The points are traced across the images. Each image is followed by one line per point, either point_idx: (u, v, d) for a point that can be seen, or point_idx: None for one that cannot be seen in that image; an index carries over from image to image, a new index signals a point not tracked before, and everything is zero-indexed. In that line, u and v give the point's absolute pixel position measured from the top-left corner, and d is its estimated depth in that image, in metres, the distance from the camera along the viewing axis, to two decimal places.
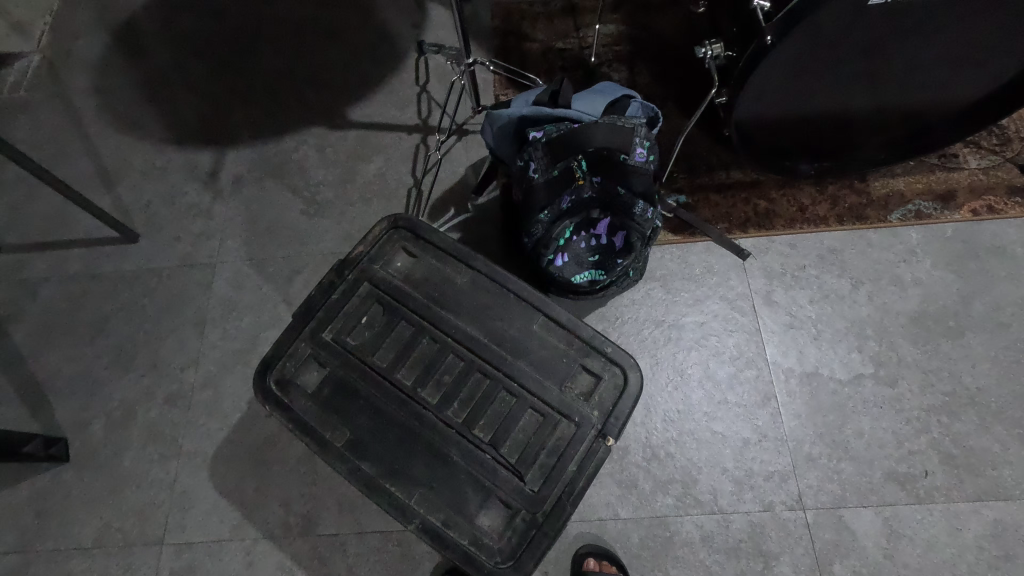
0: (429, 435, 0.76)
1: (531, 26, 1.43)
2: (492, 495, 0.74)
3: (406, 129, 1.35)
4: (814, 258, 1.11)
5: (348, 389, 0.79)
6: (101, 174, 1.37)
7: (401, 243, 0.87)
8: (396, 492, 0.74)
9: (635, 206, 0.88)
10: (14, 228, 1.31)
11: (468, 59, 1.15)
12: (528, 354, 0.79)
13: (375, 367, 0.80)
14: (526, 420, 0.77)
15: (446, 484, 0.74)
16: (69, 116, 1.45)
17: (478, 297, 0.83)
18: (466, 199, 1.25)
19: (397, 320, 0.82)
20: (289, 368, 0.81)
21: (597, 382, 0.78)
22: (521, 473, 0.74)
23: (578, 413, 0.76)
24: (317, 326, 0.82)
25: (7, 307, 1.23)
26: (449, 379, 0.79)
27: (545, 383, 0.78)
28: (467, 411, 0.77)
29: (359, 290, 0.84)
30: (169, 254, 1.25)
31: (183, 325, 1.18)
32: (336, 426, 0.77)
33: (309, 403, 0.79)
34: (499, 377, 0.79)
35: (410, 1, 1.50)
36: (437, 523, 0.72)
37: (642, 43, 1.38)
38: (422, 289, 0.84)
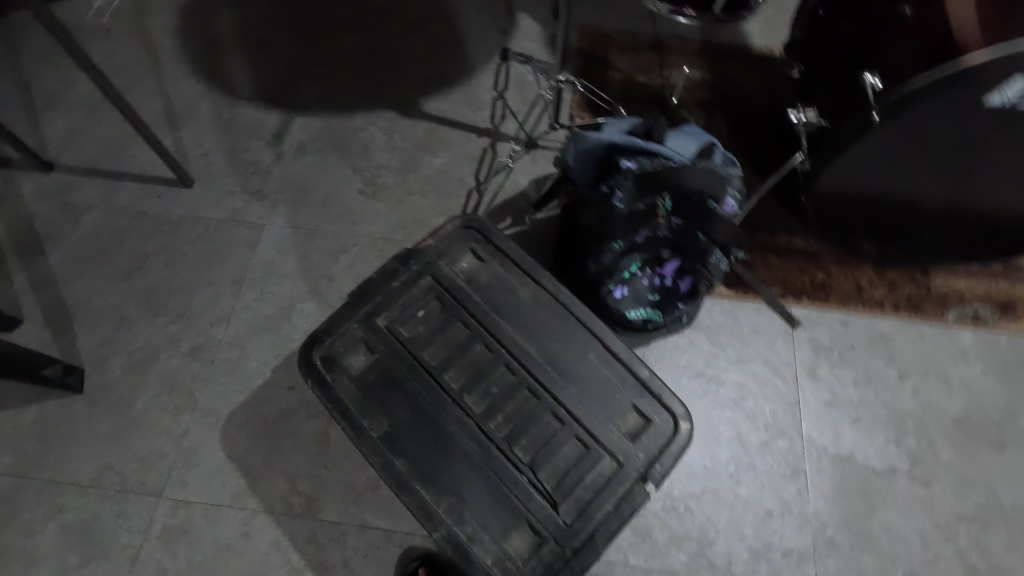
0: (470, 445, 0.76)
1: (617, 55, 1.44)
2: (523, 519, 0.73)
3: (476, 130, 1.34)
4: (864, 340, 1.10)
5: (393, 380, 0.78)
6: (167, 114, 1.36)
7: (470, 244, 0.86)
8: (427, 497, 0.72)
9: (711, 254, 0.87)
10: (72, 150, 1.31)
11: (562, 76, 1.16)
12: (580, 382, 0.79)
13: (425, 364, 0.79)
14: (569, 448, 0.77)
15: (480, 498, 0.74)
16: (145, 51, 1.45)
17: (537, 314, 0.82)
18: (524, 212, 1.24)
19: (454, 321, 0.82)
20: (336, 346, 0.79)
21: (647, 425, 0.77)
22: (555, 502, 0.74)
23: (623, 452, 0.76)
24: (372, 309, 0.81)
25: (50, 226, 1.22)
26: (497, 390, 0.79)
27: (593, 414, 0.78)
28: (509, 427, 0.77)
29: (420, 282, 0.83)
30: (220, 207, 1.24)
31: (220, 280, 1.16)
32: (376, 416, 0.76)
33: (351, 386, 0.77)
34: (547, 400, 0.79)
35: (501, 8, 1.51)
36: (463, 537, 0.71)
37: (724, 93, 1.38)
38: (484, 294, 0.84)
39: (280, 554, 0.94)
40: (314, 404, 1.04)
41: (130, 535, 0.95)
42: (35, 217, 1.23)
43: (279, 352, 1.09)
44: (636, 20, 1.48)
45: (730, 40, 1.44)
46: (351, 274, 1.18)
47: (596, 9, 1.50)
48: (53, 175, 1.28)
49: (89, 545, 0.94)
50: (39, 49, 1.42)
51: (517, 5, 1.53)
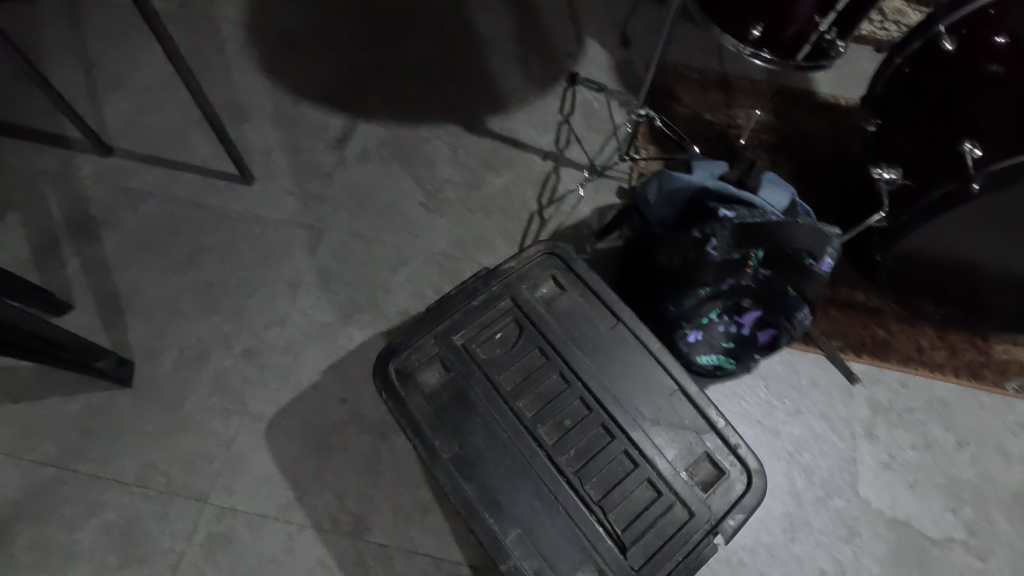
0: (541, 476, 0.76)
1: (684, 90, 1.43)
2: (590, 560, 0.73)
3: (540, 152, 1.34)
4: (924, 403, 1.08)
5: (466, 401, 0.79)
6: (230, 107, 1.35)
7: (551, 271, 0.87)
8: (494, 526, 0.72)
9: (798, 310, 0.85)
10: (133, 135, 1.29)
11: (641, 110, 1.16)
12: (656, 425, 0.80)
13: (499, 387, 0.80)
14: (639, 489, 0.77)
15: (548, 531, 0.73)
16: (213, 42, 1.44)
17: (614, 349, 0.83)
18: (586, 240, 1.23)
19: (531, 346, 0.83)
20: (411, 359, 0.80)
21: (719, 476, 0.78)
22: (624, 546, 0.74)
23: (694, 502, 0.77)
24: (449, 326, 0.82)
25: (107, 210, 1.20)
26: (571, 423, 0.79)
27: (668, 460, 0.78)
28: (581, 460, 0.77)
29: (499, 302, 0.85)
30: (279, 207, 1.23)
31: (277, 281, 1.14)
32: (447, 436, 0.76)
33: (423, 403, 0.78)
34: (620, 438, 0.79)
35: (569, 33, 1.52)
36: (529, 572, 0.71)
37: (789, 137, 1.38)
38: (563, 323, 0.85)
39: (325, 573, 0.92)
40: (367, 418, 1.02)
41: (173, 540, 0.93)
42: (92, 201, 1.21)
43: (333, 362, 1.07)
44: (704, 57, 1.49)
45: (798, 85, 1.44)
46: (410, 288, 1.16)
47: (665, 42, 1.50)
48: (112, 159, 1.26)
49: (130, 546, 0.92)
50: (106, 29, 1.41)
51: (585, 29, 1.53)
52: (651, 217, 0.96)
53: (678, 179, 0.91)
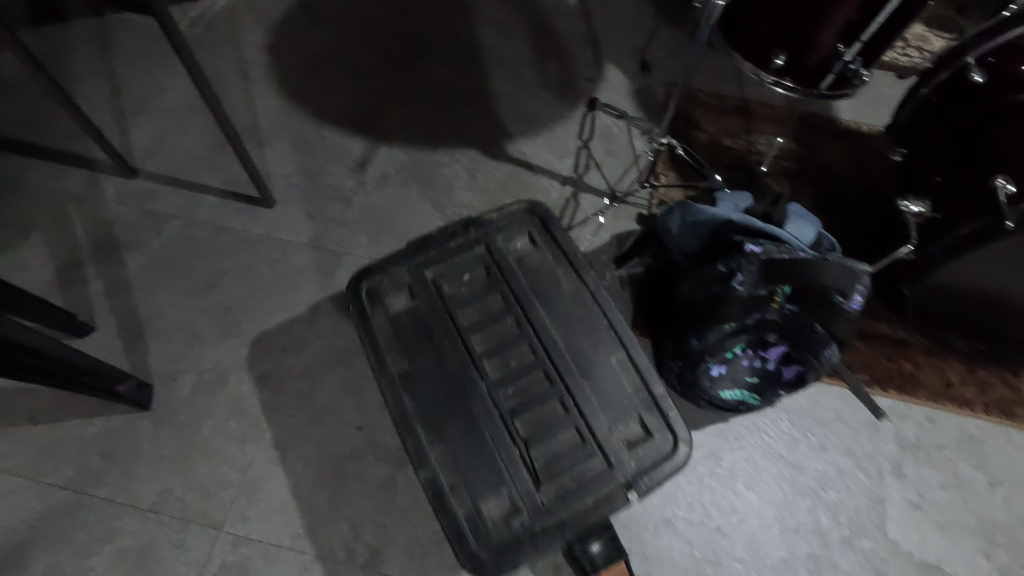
0: (476, 408, 0.80)
1: (703, 116, 1.43)
2: (503, 488, 0.76)
3: (559, 178, 1.34)
4: (953, 441, 1.05)
5: (423, 327, 0.85)
6: (253, 130, 1.37)
7: (527, 229, 0.92)
8: (423, 438, 0.78)
9: (826, 347, 0.83)
10: (158, 158, 1.31)
11: (662, 138, 1.16)
12: (594, 381, 0.83)
13: (457, 324, 0.85)
14: (566, 435, 0.80)
15: (470, 454, 0.78)
16: (238, 66, 1.47)
17: (570, 304, 0.87)
18: (605, 267, 1.23)
19: (495, 292, 0.88)
20: (383, 284, 0.87)
21: (646, 438, 0.80)
22: (538, 479, 0.77)
23: (615, 455, 0.79)
24: (425, 261, 0.89)
25: (130, 232, 1.22)
26: (515, 364, 0.83)
27: (598, 414, 0.81)
28: (517, 400, 0.81)
29: (474, 248, 0.90)
30: (299, 229, 1.24)
31: (296, 305, 1.15)
32: (399, 353, 0.82)
33: (386, 325, 0.84)
34: (559, 385, 0.83)
35: (588, 58, 1.53)
36: (444, 484, 0.75)
37: (810, 165, 1.36)
38: (529, 276, 0.89)
39: None
40: (384, 447, 1.01)
41: (188, 569, 0.92)
42: (115, 222, 1.23)
43: (351, 388, 1.06)
44: (724, 83, 1.49)
45: (819, 111, 1.43)
46: None
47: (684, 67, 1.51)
48: (137, 181, 1.28)
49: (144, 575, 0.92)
50: (135, 53, 1.44)
51: (604, 55, 1.54)
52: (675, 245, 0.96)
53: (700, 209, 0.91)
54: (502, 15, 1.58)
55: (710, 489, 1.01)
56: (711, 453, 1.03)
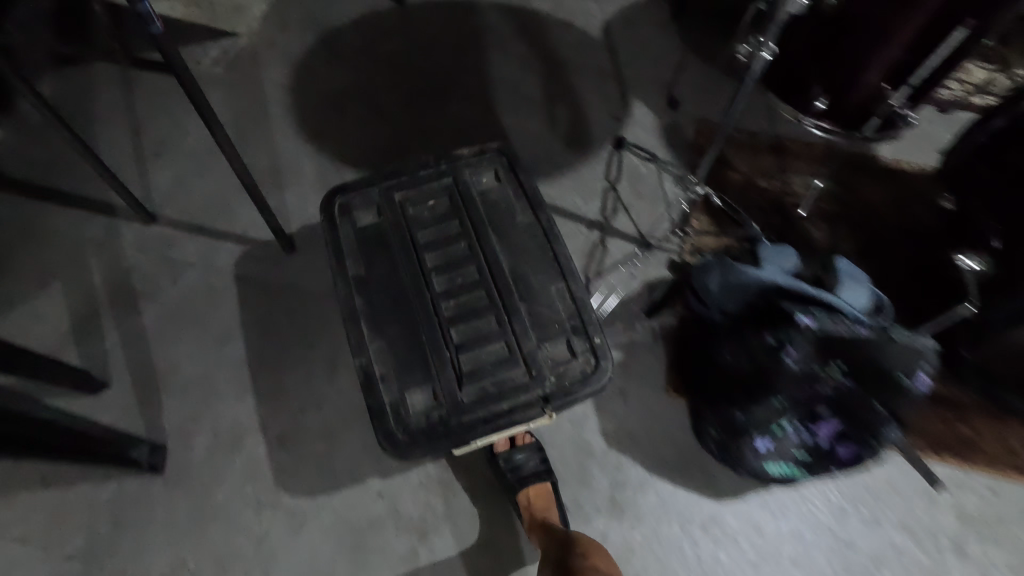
0: (420, 315, 0.97)
1: (736, 154, 1.37)
2: (430, 384, 0.93)
3: (586, 221, 1.30)
4: (1019, 515, 0.97)
5: (382, 241, 1.02)
6: (274, 173, 1.36)
7: (494, 167, 1.08)
8: (367, 331, 0.95)
9: (887, 428, 0.79)
10: (177, 202, 1.29)
11: (697, 186, 1.10)
12: (530, 304, 0.98)
13: (415, 242, 1.02)
14: (496, 347, 0.95)
15: (407, 355, 0.94)
16: (258, 104, 1.46)
17: (520, 236, 1.02)
18: (636, 317, 1.17)
19: (454, 219, 1.04)
20: (355, 201, 1.05)
21: (566, 358, 0.95)
22: (462, 379, 0.93)
23: (539, 372, 0.94)
24: (394, 184, 1.06)
25: (148, 280, 1.19)
26: (460, 282, 1.00)
27: (529, 333, 0.96)
28: (457, 312, 0.98)
29: (442, 178, 1.07)
30: (318, 276, 1.20)
31: (314, 357, 1.10)
32: (359, 260, 1.00)
33: (353, 234, 1.02)
34: (497, 307, 0.98)
35: (614, 93, 1.49)
36: (378, 373, 0.93)
37: (851, 206, 1.29)
38: (488, 209, 1.05)
39: None
40: (405, 516, 0.98)
41: None
42: (133, 270, 1.21)
43: (370, 450, 1.02)
44: (757, 118, 1.43)
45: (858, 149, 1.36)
46: None
47: (714, 103, 1.47)
48: (155, 227, 1.26)
49: None
50: (156, 93, 1.42)
51: (630, 89, 1.50)
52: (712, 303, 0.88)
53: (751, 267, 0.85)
54: (525, 49, 1.56)
55: (752, 565, 0.95)
56: (754, 524, 0.97)
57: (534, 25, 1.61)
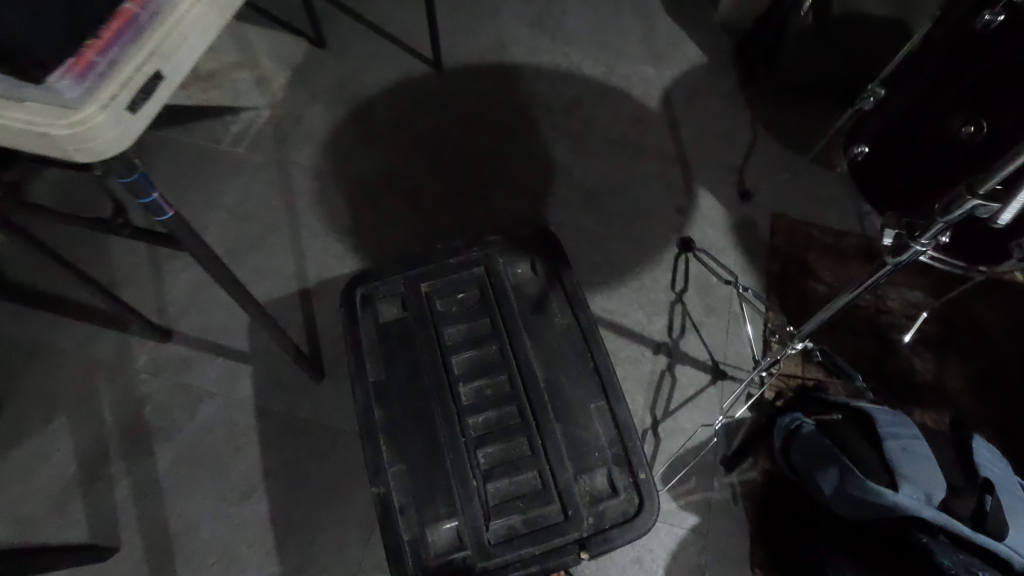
0: (440, 430, 0.77)
1: (819, 262, 1.22)
2: (453, 516, 0.73)
3: (651, 343, 1.14)
4: None
5: (406, 338, 0.83)
6: (300, 280, 1.22)
7: (530, 255, 0.89)
8: (384, 452, 0.76)
9: None
10: (195, 315, 1.16)
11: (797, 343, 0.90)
12: (568, 425, 0.77)
13: (442, 341, 0.82)
14: (527, 478, 0.74)
15: (429, 484, 0.74)
16: (282, 194, 1.32)
17: (560, 340, 0.82)
18: (713, 470, 1.02)
19: (484, 314, 0.84)
20: (378, 291, 0.86)
21: (611, 495, 0.74)
22: (489, 515, 0.73)
23: (575, 509, 0.73)
24: (422, 273, 0.88)
25: (161, 416, 1.07)
26: (490, 392, 0.79)
27: (565, 460, 0.75)
28: (484, 431, 0.77)
29: (474, 268, 0.88)
30: (350, 414, 1.07)
31: (349, 520, 0.99)
32: (380, 361, 0.82)
33: (373, 329, 0.84)
34: (530, 424, 0.77)
35: (677, 181, 1.32)
36: (395, 504, 0.73)
37: (956, 330, 1.12)
38: (524, 304, 0.85)
39: None
40: None
41: None
42: (145, 402, 1.08)
43: None
44: (841, 216, 1.27)
45: None
46: None
47: (794, 194, 1.30)
48: (171, 346, 1.13)
49: None
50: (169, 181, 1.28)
51: (695, 176, 1.33)
52: (810, 479, 0.80)
53: (865, 495, 0.71)
54: (576, 126, 1.40)
55: None
56: None
57: (586, 96, 1.45)
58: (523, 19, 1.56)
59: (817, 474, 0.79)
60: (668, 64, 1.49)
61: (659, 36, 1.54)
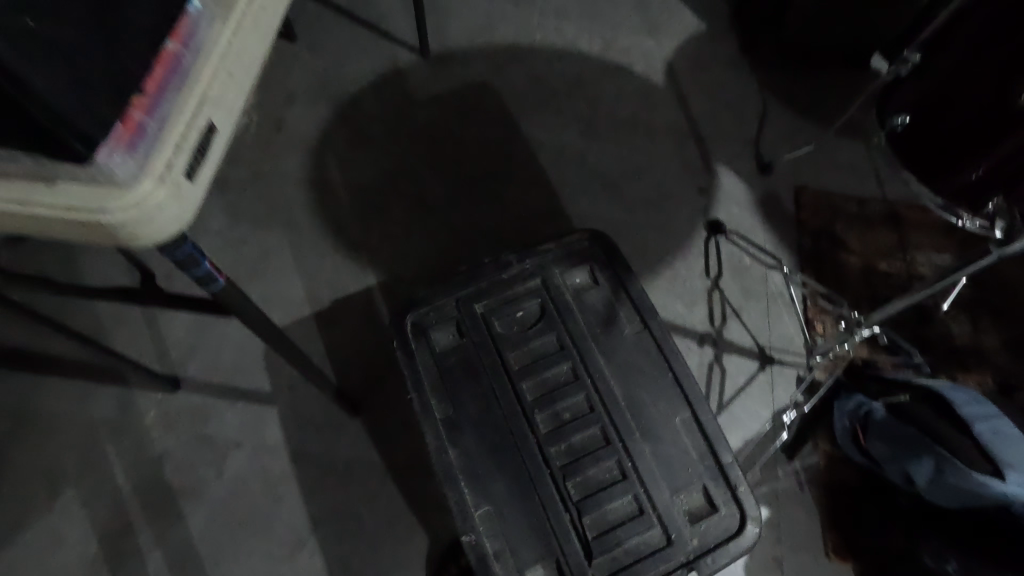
0: (526, 466, 0.74)
1: (847, 232, 1.20)
2: (551, 554, 0.71)
3: (695, 335, 1.11)
4: None
5: (468, 367, 0.78)
6: (312, 305, 1.12)
7: (588, 262, 0.85)
8: (468, 496, 0.72)
9: None
10: (201, 357, 1.05)
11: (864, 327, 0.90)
12: (656, 444, 0.75)
13: (508, 366, 0.79)
14: (622, 504, 0.73)
15: (520, 524, 0.72)
16: (276, 210, 1.20)
17: (633, 354, 0.79)
18: (775, 460, 1.01)
19: (550, 332, 0.81)
20: (428, 316, 0.81)
21: (711, 512, 0.73)
22: (590, 550, 0.71)
23: (676, 531, 0.72)
24: (473, 293, 0.82)
25: (184, 474, 0.97)
26: (569, 417, 0.77)
27: (659, 481, 0.74)
28: (569, 458, 0.75)
29: (529, 281, 0.83)
30: (395, 446, 1.00)
31: (413, 559, 0.94)
32: (445, 396, 0.77)
33: (431, 361, 0.79)
34: (617, 448, 0.75)
35: (695, 160, 1.27)
36: (489, 551, 0.70)
37: (985, 289, 1.13)
38: (588, 316, 0.82)
39: None
40: None
41: None
42: (162, 462, 0.98)
43: None
44: (861, 183, 1.25)
45: None
46: None
47: (812, 165, 1.27)
48: (180, 396, 1.02)
49: None
50: None
51: (712, 153, 1.28)
52: (898, 467, 0.81)
53: (966, 485, 0.71)
54: (582, 108, 1.32)
55: None
56: None
57: (588, 74, 1.36)
58: None
59: (907, 464, 0.79)
60: (666, 32, 1.42)
61: (653, 3, 1.45)
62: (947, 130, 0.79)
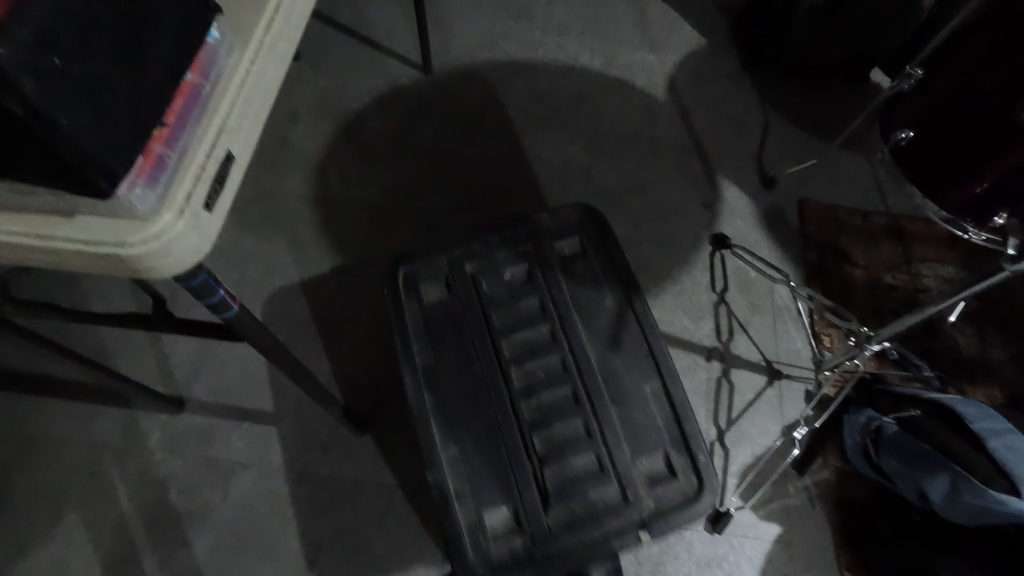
0: (495, 419, 0.77)
1: (851, 245, 1.21)
2: (507, 496, 0.74)
3: (703, 350, 1.10)
4: None
5: (453, 322, 0.82)
6: (318, 324, 1.12)
7: (580, 234, 0.87)
8: (436, 439, 0.75)
9: None
10: (206, 378, 1.04)
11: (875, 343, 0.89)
12: (623, 408, 0.77)
13: (490, 325, 0.81)
14: (584, 460, 0.75)
15: (483, 467, 0.75)
16: (280, 228, 1.20)
17: (612, 322, 0.81)
18: (786, 475, 1.01)
19: (533, 296, 0.83)
20: (421, 271, 0.84)
21: (670, 479, 0.75)
22: (548, 496, 0.74)
23: (633, 492, 0.74)
24: (465, 253, 0.85)
25: (190, 497, 0.96)
26: (543, 375, 0.79)
27: (623, 443, 0.76)
28: (539, 415, 0.77)
29: (521, 248, 0.86)
30: (403, 466, 0.99)
31: None
32: (425, 346, 0.80)
33: (418, 317, 0.82)
34: (585, 408, 0.78)
35: (699, 175, 1.28)
36: (450, 489, 0.74)
37: (991, 302, 1.13)
38: (572, 285, 0.84)
39: None
40: None
41: None
42: (167, 484, 0.96)
43: None
44: (864, 196, 1.26)
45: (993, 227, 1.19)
46: None
47: (815, 179, 1.28)
48: (184, 417, 1.01)
49: None
50: None
51: (716, 167, 1.29)
52: (913, 483, 0.81)
53: (983, 503, 0.70)
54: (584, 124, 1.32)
55: None
56: None
57: (590, 89, 1.37)
58: (509, 10, 1.46)
59: (922, 480, 0.78)
60: (668, 48, 1.43)
61: (654, 19, 1.47)
62: (954, 142, 0.78)
